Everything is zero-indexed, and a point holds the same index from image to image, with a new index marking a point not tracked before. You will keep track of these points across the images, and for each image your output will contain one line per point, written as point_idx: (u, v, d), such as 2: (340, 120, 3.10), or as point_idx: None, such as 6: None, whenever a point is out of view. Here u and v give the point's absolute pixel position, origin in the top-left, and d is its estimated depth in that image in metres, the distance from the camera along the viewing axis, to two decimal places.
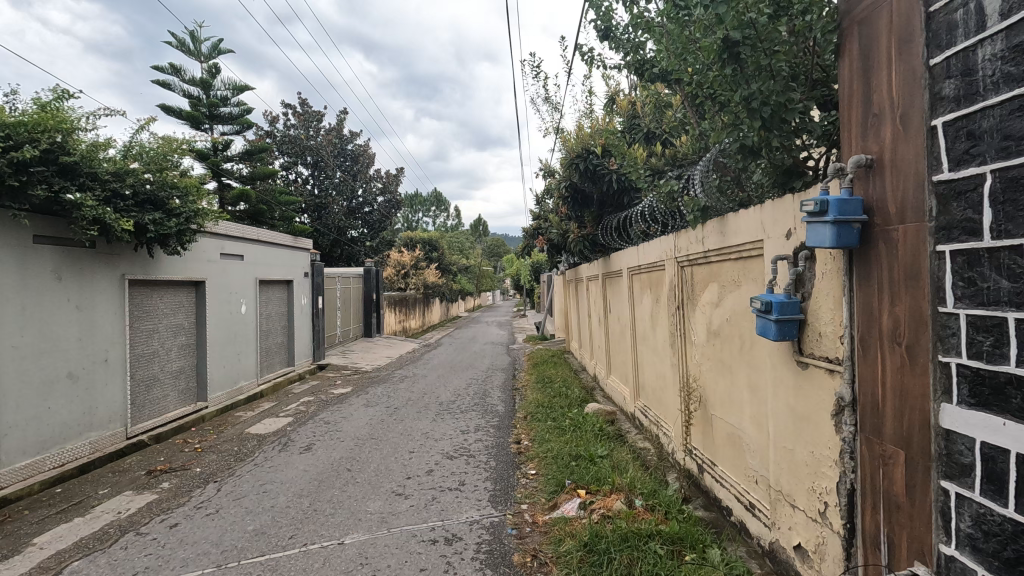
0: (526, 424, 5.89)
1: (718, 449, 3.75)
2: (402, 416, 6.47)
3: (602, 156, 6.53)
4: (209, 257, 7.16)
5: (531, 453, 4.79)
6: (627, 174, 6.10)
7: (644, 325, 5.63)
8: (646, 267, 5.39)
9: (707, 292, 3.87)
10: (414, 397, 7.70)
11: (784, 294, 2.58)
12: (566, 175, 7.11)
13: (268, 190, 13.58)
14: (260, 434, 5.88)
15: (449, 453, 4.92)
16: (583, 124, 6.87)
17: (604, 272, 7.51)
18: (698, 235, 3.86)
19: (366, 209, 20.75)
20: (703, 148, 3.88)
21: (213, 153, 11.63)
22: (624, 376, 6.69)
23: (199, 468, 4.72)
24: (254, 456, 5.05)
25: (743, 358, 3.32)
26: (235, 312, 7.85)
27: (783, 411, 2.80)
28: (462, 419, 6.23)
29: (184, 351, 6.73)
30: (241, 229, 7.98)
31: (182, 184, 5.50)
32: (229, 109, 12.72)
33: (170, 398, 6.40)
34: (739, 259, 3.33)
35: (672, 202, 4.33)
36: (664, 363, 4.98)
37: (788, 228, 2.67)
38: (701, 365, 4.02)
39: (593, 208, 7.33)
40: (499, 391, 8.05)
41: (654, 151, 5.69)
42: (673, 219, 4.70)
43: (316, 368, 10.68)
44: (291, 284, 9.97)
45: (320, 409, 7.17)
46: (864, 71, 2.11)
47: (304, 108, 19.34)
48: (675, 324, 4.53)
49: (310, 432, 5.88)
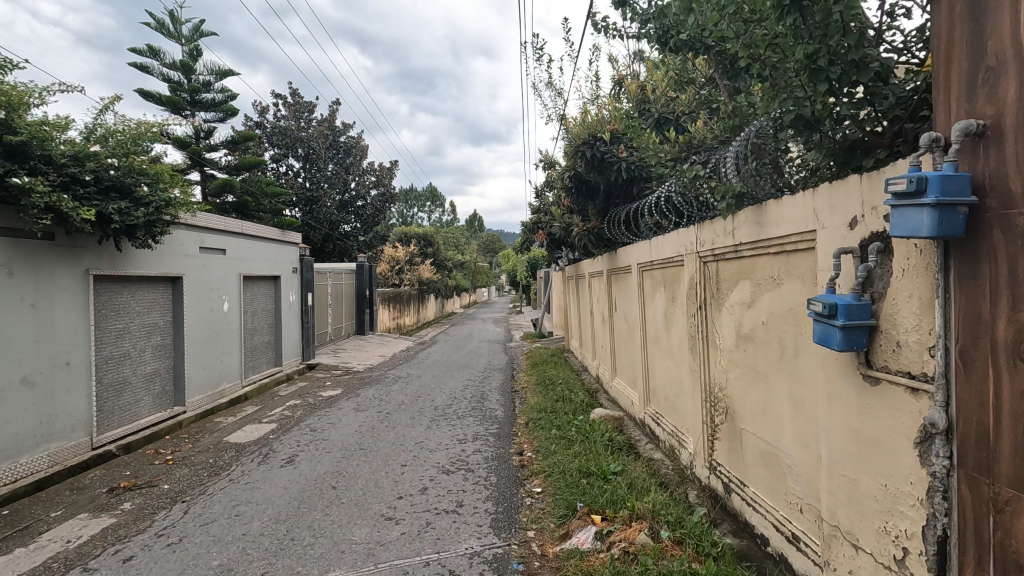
0: (528, 432, 5.46)
1: (749, 468, 3.32)
2: (394, 423, 6.01)
3: (610, 143, 5.94)
4: (187, 251, 6.68)
5: (536, 468, 4.35)
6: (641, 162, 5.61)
7: (657, 326, 5.19)
8: (659, 263, 4.95)
9: (737, 291, 3.43)
10: (408, 401, 7.24)
11: (850, 295, 2.13)
12: (570, 165, 6.66)
13: (255, 182, 13.01)
14: (240, 443, 5.41)
15: (445, 467, 4.48)
16: (589, 109, 6.40)
17: (610, 268, 7.05)
18: (728, 226, 3.42)
19: (359, 203, 20.23)
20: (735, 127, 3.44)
21: (195, 141, 11.09)
22: (632, 380, 6.24)
23: (168, 485, 4.25)
24: (230, 470, 4.58)
25: (785, 368, 2.88)
26: (217, 310, 7.36)
27: (841, 434, 2.37)
28: (459, 426, 5.78)
29: (159, 352, 6.25)
30: (223, 221, 7.49)
31: (151, 170, 5.03)
32: (212, 95, 12.17)
33: (143, 403, 5.92)
34: (780, 254, 2.89)
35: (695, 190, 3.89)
36: (680, 368, 4.54)
37: (853, 216, 2.23)
38: (728, 373, 3.59)
39: (598, 201, 6.87)
40: (498, 394, 7.61)
41: (668, 136, 5.25)
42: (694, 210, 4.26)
43: (304, 368, 10.20)
44: (278, 279, 9.49)
45: (307, 414, 6.71)
46: (975, 15, 1.67)
47: (295, 98, 18.74)
48: (695, 326, 4.10)
49: (294, 441, 5.42)
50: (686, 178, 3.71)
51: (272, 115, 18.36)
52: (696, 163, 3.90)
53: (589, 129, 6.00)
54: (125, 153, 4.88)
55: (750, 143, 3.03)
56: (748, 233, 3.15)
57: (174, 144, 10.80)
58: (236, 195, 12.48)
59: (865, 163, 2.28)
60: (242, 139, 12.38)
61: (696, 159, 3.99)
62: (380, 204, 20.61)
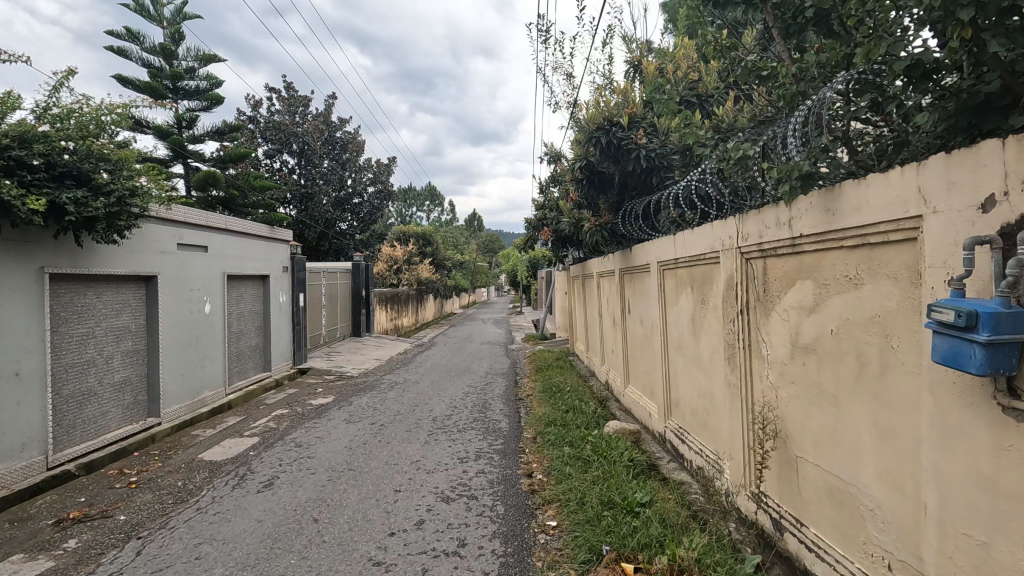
0: (537, 449, 4.90)
1: (809, 504, 2.77)
2: (388, 437, 5.44)
3: (628, 128, 5.33)
4: (163, 248, 6.12)
5: (549, 494, 3.78)
6: (671, 145, 5.01)
7: (682, 331, 4.64)
8: (686, 260, 4.40)
9: (793, 292, 2.88)
10: (403, 411, 6.67)
11: (995, 301, 1.58)
12: (581, 154, 6.09)
13: (243, 175, 12.41)
14: (216, 462, 4.85)
15: (445, 493, 3.92)
16: (602, 91, 5.81)
17: (624, 267, 6.50)
18: (784, 216, 2.88)
19: (356, 200, 19.63)
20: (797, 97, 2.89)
21: (177, 130, 10.51)
22: (650, 389, 5.69)
23: (125, 516, 3.68)
24: (198, 496, 4.01)
25: (866, 389, 2.33)
26: (197, 312, 6.80)
27: (962, 479, 1.81)
28: (461, 442, 5.22)
29: (130, 359, 5.68)
30: (205, 216, 6.94)
31: (114, 155, 4.48)
32: (194, 83, 11.55)
33: (111, 415, 5.35)
34: (861, 248, 2.33)
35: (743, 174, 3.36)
36: (713, 380, 4.00)
37: (989, 196, 1.68)
38: (780, 389, 3.04)
39: (613, 193, 6.27)
40: (501, 403, 7.05)
41: (696, 120, 4.70)
42: (737, 199, 3.71)
43: (295, 373, 9.63)
44: (267, 279, 8.91)
45: (293, 425, 6.14)
46: None
47: (289, 91, 18.15)
48: (734, 332, 3.55)
49: (276, 459, 4.85)
50: (731, 159, 3.20)
51: (265, 109, 17.77)
52: (744, 142, 3.37)
53: (605, 113, 5.36)
54: (83, 136, 4.34)
55: (820, 111, 2.53)
56: (812, 222, 2.60)
57: (154, 134, 10.24)
58: (223, 189, 11.90)
59: (1009, 122, 1.74)
60: (227, 130, 11.75)
61: (741, 138, 3.44)
62: (376, 201, 20.02)
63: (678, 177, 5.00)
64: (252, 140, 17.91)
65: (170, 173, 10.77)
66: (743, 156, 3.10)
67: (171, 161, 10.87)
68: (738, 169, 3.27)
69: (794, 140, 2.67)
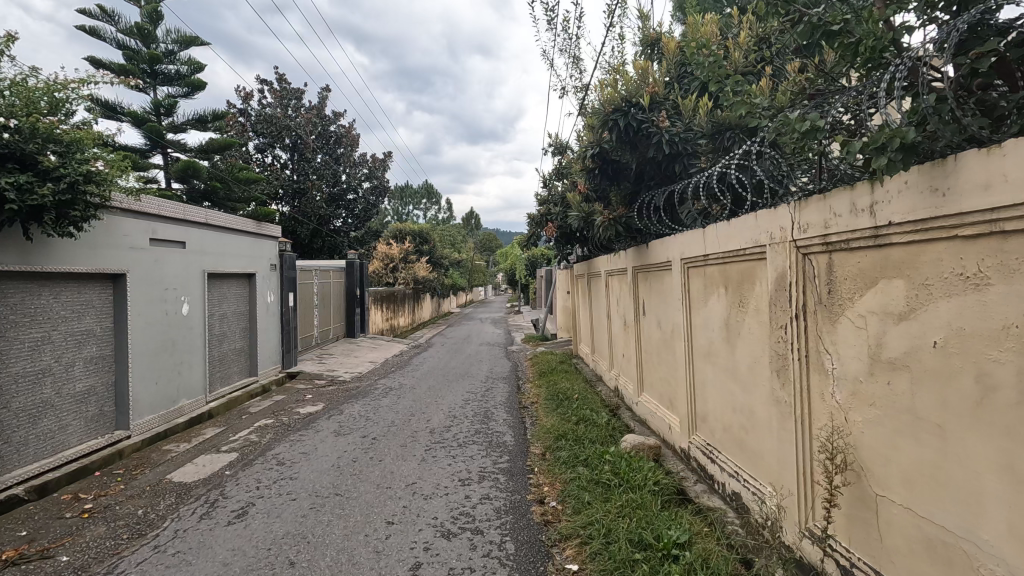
0: (548, 470, 4.37)
1: (894, 556, 2.26)
2: (381, 454, 4.90)
3: (649, 109, 4.79)
4: (132, 243, 5.55)
5: (567, 528, 3.26)
6: (702, 127, 4.48)
7: (712, 337, 4.12)
8: (719, 257, 3.88)
9: (873, 295, 2.35)
10: (399, 422, 6.12)
11: None
12: (592, 140, 5.57)
13: (227, 165, 11.80)
14: (185, 484, 4.29)
15: (445, 526, 3.38)
16: (616, 69, 5.28)
17: (639, 265, 5.97)
18: (862, 200, 2.35)
19: (351, 196, 19.03)
20: (886, 54, 2.35)
21: (153, 116, 9.93)
22: (670, 399, 5.17)
23: (68, 557, 3.12)
24: (158, 530, 3.46)
25: (990, 421, 1.81)
26: (173, 313, 6.23)
27: None
28: (462, 460, 4.68)
29: (94, 367, 5.12)
30: (182, 208, 6.38)
31: (66, 136, 3.96)
32: (172, 67, 11.07)
33: (70, 429, 4.79)
34: (987, 238, 1.80)
35: (805, 150, 2.84)
36: (754, 394, 3.48)
37: None
38: (851, 412, 2.52)
39: (628, 184, 5.72)
40: (505, 413, 6.51)
41: (731, 100, 4.16)
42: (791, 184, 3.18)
43: (284, 378, 9.08)
44: (253, 278, 8.34)
45: (278, 438, 5.58)
46: None
47: (281, 83, 17.52)
48: (786, 341, 3.01)
49: (254, 481, 4.30)
50: (794, 132, 2.66)
51: (256, 101, 17.15)
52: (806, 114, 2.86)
53: (624, 93, 4.82)
54: (29, 112, 3.80)
55: (928, 63, 1.99)
56: (909, 206, 2.07)
57: (130, 122, 9.67)
58: (204, 181, 11.33)
59: None
60: (213, 118, 10.90)
61: (800, 110, 2.90)
62: (371, 197, 19.46)
63: (708, 164, 4.47)
64: (243, 133, 17.29)
65: (148, 164, 10.37)
66: (811, 129, 2.59)
67: (149, 151, 10.37)
68: (803, 145, 2.75)
69: (888, 104, 2.18)
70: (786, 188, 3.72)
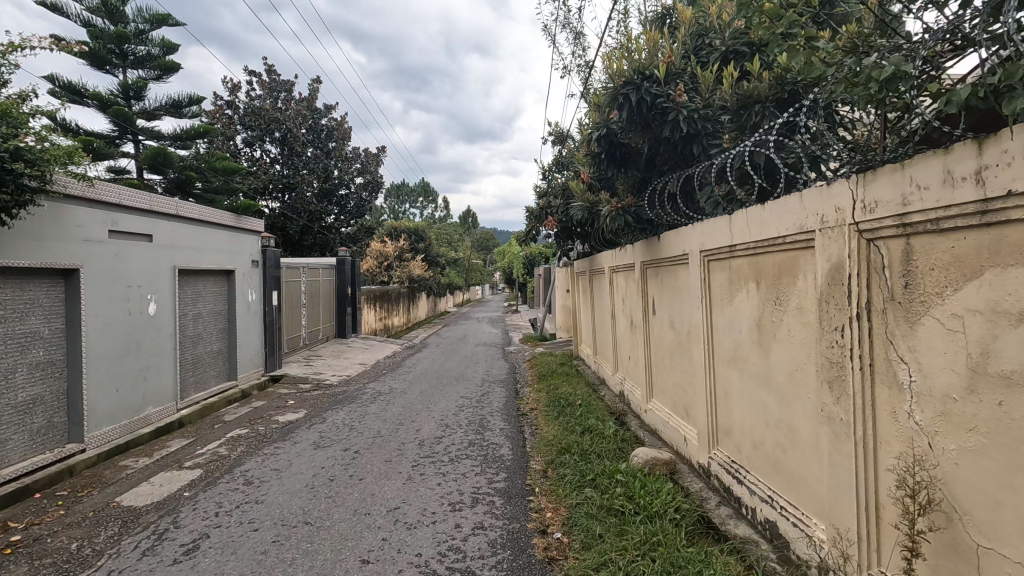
0: (552, 492, 3.82)
1: None
2: (362, 471, 4.35)
3: (665, 82, 4.25)
4: (87, 235, 5.00)
5: (575, 571, 2.72)
6: (731, 100, 3.94)
7: (740, 340, 3.59)
8: (750, 246, 3.34)
9: (976, 288, 1.82)
10: (386, 432, 5.58)
11: None
12: (598, 120, 5.03)
13: (206, 154, 11.23)
14: (135, 509, 3.75)
15: (430, 565, 2.84)
16: (624, 40, 4.73)
17: (649, 260, 5.44)
18: (962, 168, 1.81)
19: (343, 191, 18.50)
20: None
21: (120, 99, 9.36)
22: (686, 408, 4.65)
23: None
24: (90, 570, 2.92)
25: None
26: (137, 313, 5.68)
27: None
28: (454, 478, 4.14)
29: (41, 373, 4.56)
30: (148, 198, 5.84)
31: None
32: (143, 48, 10.54)
33: (10, 444, 4.24)
34: None
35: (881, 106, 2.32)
36: (796, 407, 2.94)
37: None
38: (939, 437, 1.99)
39: (638, 170, 5.18)
40: (502, 421, 5.97)
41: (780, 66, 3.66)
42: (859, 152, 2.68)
43: (266, 382, 8.51)
44: (231, 275, 7.78)
45: (250, 451, 5.04)
46: None
47: (269, 74, 16.95)
48: (842, 345, 2.48)
49: (215, 505, 3.76)
50: (873, 81, 2.15)
51: (244, 93, 16.59)
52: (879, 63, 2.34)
53: (635, 65, 4.26)
54: None
55: None
56: None
57: (96, 105, 9.11)
58: (178, 170, 10.55)
59: None
60: (189, 104, 10.24)
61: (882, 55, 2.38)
62: (364, 193, 18.94)
63: (739, 140, 3.95)
64: (230, 126, 16.73)
65: (118, 152, 9.77)
66: (890, 76, 2.13)
67: (119, 138, 9.81)
68: (876, 100, 2.28)
69: (1013, 34, 1.67)
70: (831, 166, 3.26)
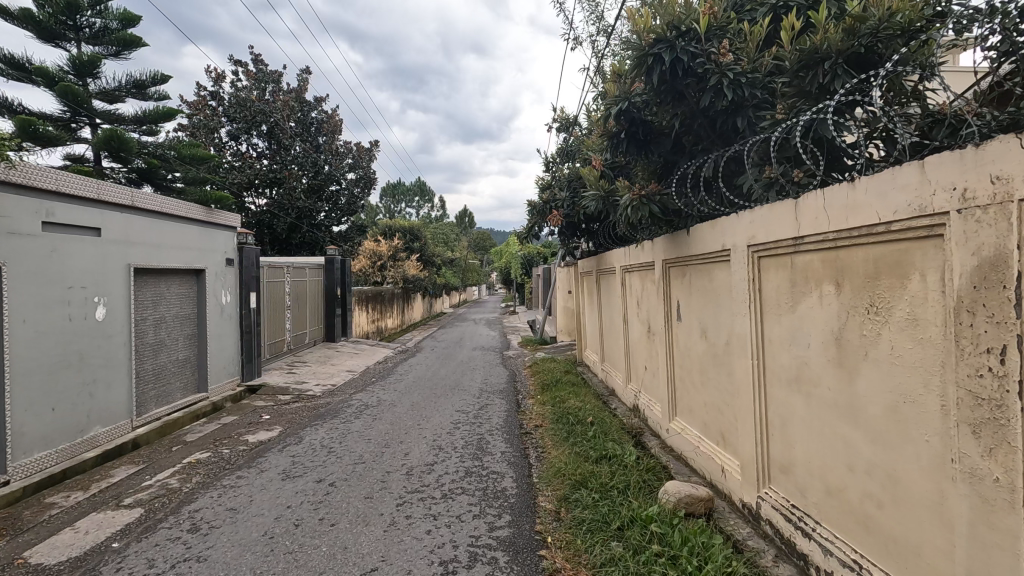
0: (569, 547, 3.06)
1: None
2: (335, 512, 3.57)
3: (704, 40, 3.49)
4: (12, 226, 4.22)
5: None
6: (792, 60, 3.20)
7: (807, 357, 2.85)
8: (828, 237, 2.60)
9: None
10: (368, 456, 4.81)
11: None
12: (617, 92, 4.28)
13: (175, 141, 10.47)
14: (43, 569, 2.98)
15: None
16: None
17: (675, 257, 4.69)
18: None
19: (334, 187, 17.72)
20: None
21: (69, 77, 8.63)
22: (723, 434, 3.91)
23: None
24: None
25: None
26: (82, 319, 4.90)
27: None
28: (447, 523, 3.38)
29: None
30: (95, 185, 5.07)
31: None
32: (99, 21, 9.80)
33: None
34: None
35: None
36: (904, 454, 2.20)
37: None
38: None
39: (663, 153, 4.44)
40: (503, 442, 5.20)
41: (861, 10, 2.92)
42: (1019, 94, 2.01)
43: (241, 394, 7.72)
44: (200, 274, 6.99)
45: (206, 483, 4.26)
46: None
47: (256, 64, 16.17)
48: (1002, 376, 1.72)
49: (146, 563, 2.99)
50: None
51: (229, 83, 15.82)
52: None
53: (668, 17, 3.49)
54: None
55: None
56: None
57: (44, 83, 8.38)
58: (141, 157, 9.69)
59: None
60: (153, 85, 9.43)
61: None
62: (356, 189, 18.17)
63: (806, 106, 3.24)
64: (214, 118, 15.95)
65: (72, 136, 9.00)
66: None
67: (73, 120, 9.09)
68: None
69: None
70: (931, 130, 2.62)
